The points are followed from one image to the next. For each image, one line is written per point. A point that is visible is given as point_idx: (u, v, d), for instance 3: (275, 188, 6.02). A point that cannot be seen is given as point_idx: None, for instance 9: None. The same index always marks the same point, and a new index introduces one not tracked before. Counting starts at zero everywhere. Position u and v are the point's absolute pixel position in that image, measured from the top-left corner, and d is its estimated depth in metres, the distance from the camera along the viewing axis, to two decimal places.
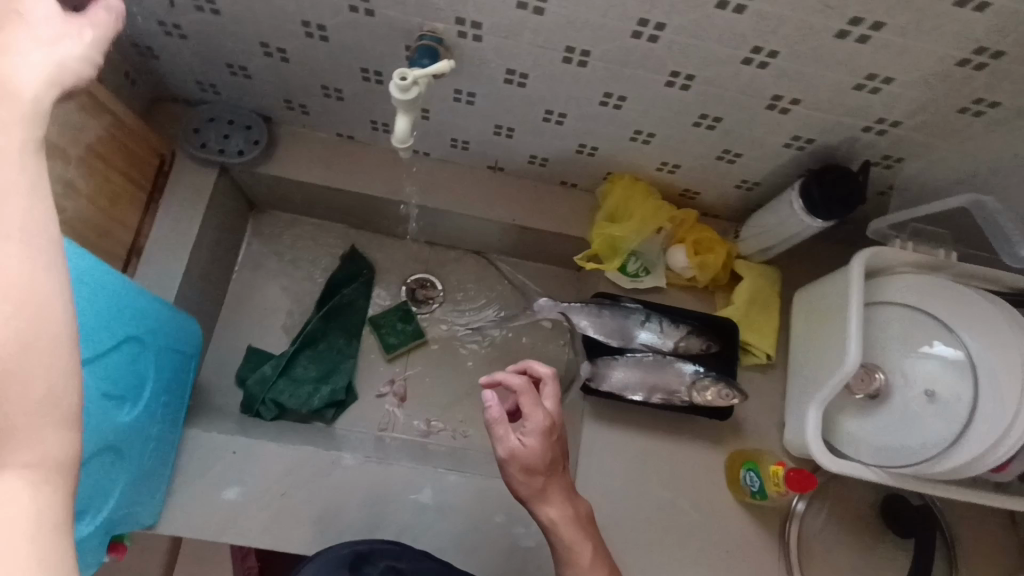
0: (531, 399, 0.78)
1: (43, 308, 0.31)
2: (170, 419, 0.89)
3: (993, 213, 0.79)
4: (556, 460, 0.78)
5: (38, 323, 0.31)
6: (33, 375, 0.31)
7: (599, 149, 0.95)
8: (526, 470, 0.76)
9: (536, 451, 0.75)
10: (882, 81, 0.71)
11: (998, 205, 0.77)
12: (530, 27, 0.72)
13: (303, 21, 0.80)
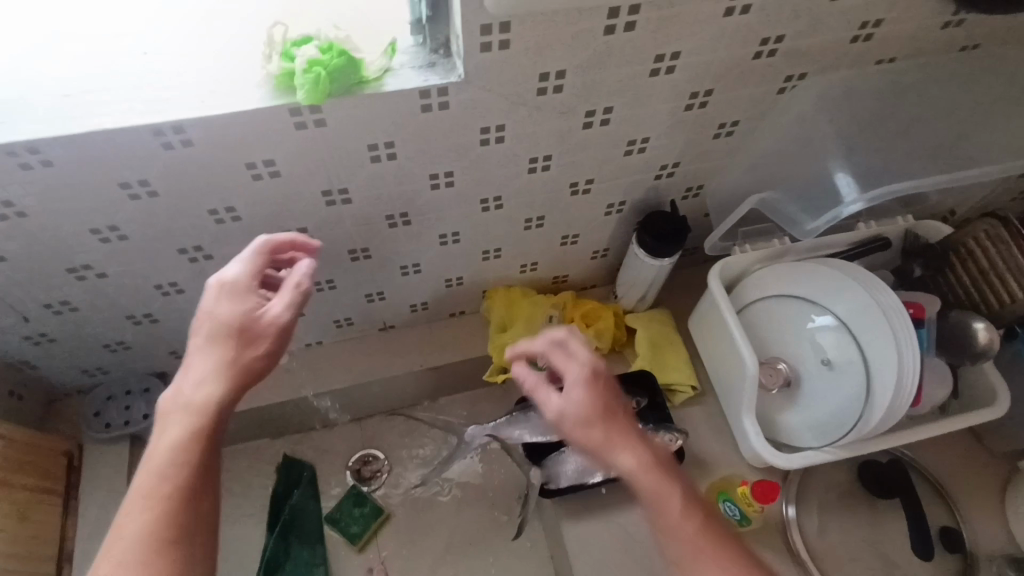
0: (561, 357, 0.76)
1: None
2: None
3: (785, 202, 0.90)
4: (603, 414, 0.71)
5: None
6: None
7: (464, 277, 1.04)
8: (579, 424, 0.71)
9: (584, 401, 0.72)
10: (642, 141, 0.83)
11: (780, 197, 0.90)
12: (347, 215, 0.81)
13: (156, 285, 0.87)
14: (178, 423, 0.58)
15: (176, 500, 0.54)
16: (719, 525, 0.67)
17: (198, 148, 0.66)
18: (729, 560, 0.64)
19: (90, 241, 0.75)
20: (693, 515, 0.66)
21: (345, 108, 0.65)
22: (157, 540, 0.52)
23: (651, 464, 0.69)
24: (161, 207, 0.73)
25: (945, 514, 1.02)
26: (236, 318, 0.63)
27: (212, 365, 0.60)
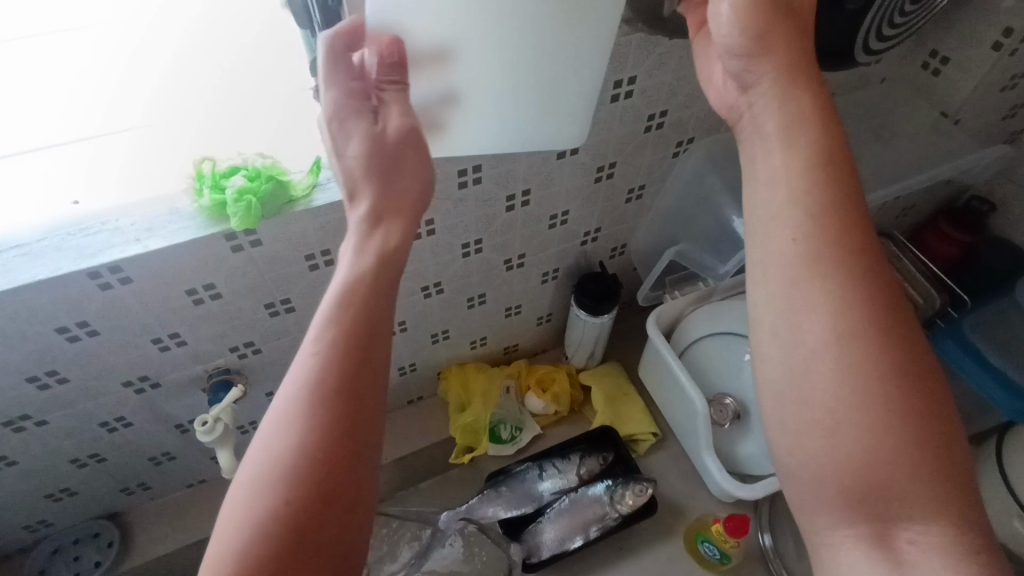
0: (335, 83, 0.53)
1: (276, 470, 0.41)
2: None
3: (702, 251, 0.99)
4: (829, 252, 0.48)
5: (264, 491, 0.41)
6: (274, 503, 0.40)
7: (417, 363, 1.06)
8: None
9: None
10: (563, 215, 0.90)
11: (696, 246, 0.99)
12: (292, 323, 0.83)
13: (101, 423, 0.84)
14: (347, 268, 0.49)
15: (346, 358, 0.45)
16: (926, 381, 0.46)
17: (137, 284, 0.67)
18: (920, 479, 0.44)
19: (28, 390, 0.74)
20: (884, 389, 0.45)
21: (279, 226, 0.68)
22: (342, 382, 0.44)
23: (844, 317, 0.46)
24: (101, 345, 0.73)
25: None
26: (370, 148, 0.53)
27: (796, 154, 0.50)
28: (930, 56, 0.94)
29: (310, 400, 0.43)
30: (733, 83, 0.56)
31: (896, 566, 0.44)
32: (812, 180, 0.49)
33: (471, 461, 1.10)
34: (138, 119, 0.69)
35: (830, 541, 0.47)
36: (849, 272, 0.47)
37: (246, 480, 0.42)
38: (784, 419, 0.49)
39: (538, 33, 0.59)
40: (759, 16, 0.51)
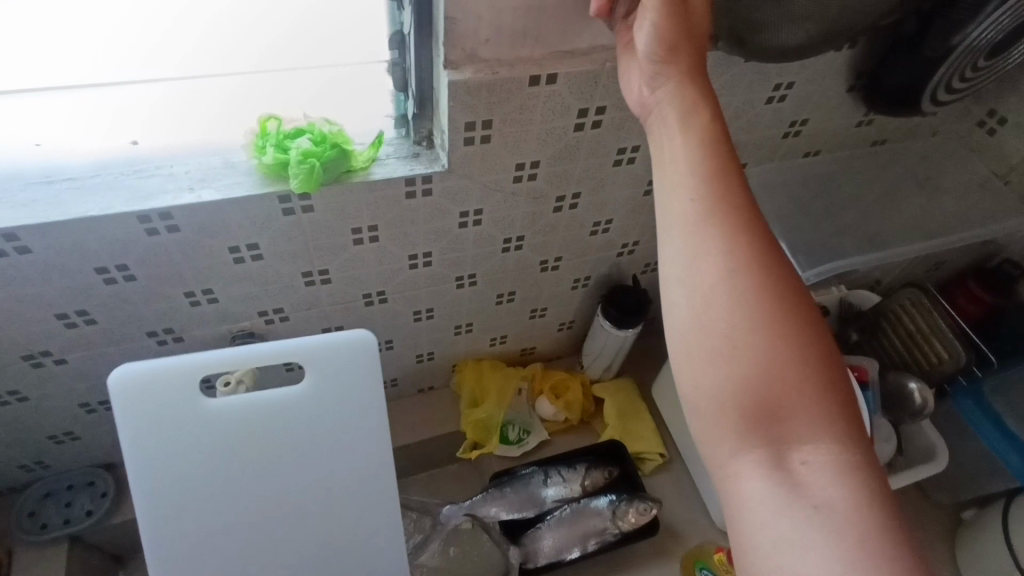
0: None
1: None
2: None
3: None
4: (717, 199, 0.48)
5: None
6: None
7: (435, 353, 1.06)
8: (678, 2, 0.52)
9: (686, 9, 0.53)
10: (607, 223, 0.89)
11: None
12: (325, 294, 0.82)
13: (116, 370, 0.83)
14: None
15: None
16: (813, 317, 0.46)
17: (183, 233, 0.67)
18: (807, 395, 0.44)
19: (54, 326, 0.73)
20: (771, 315, 0.45)
21: (334, 194, 0.68)
22: None
23: (732, 248, 0.47)
24: (134, 291, 0.72)
25: None
26: None
27: (692, 125, 0.50)
28: (988, 115, 0.94)
29: None
30: (644, 86, 0.54)
31: (794, 487, 0.43)
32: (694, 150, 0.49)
33: (476, 457, 1.09)
34: (191, 47, 0.62)
35: (736, 475, 0.45)
36: (737, 219, 0.47)
37: None
38: (687, 351, 0.48)
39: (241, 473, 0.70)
40: (673, 28, 0.51)
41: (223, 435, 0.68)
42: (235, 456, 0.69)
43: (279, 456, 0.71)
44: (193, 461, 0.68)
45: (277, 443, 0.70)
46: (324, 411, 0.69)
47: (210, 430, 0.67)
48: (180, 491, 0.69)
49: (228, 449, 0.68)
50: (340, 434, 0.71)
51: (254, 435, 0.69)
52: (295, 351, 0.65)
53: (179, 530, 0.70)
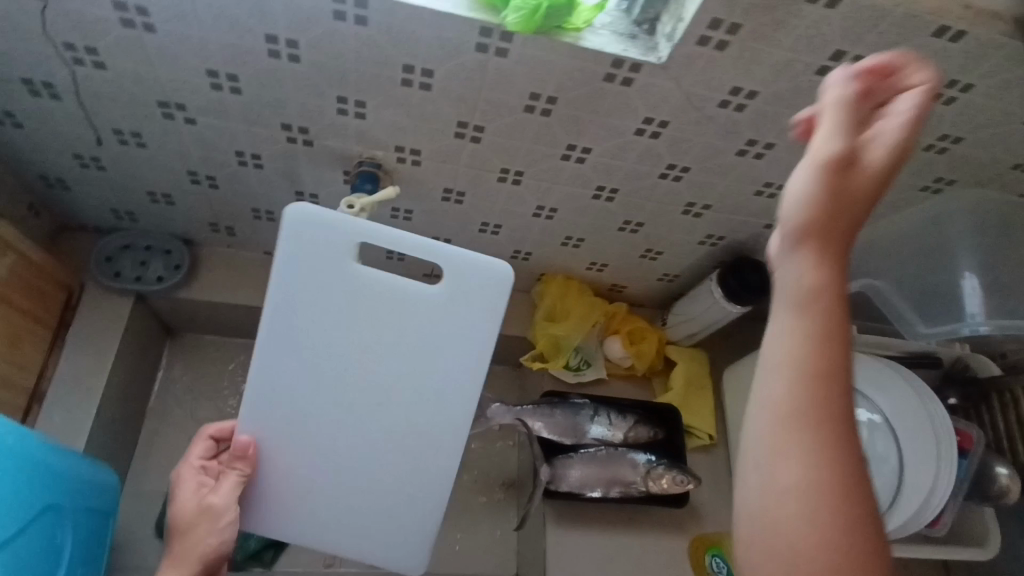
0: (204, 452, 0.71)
1: None
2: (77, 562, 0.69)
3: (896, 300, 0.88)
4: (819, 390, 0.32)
5: None
6: None
7: (533, 254, 1.01)
8: None
9: None
10: (777, 188, 0.81)
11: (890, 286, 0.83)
12: (467, 153, 0.77)
13: (237, 152, 0.80)
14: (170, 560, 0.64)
15: None
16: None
17: (367, 30, 0.60)
18: None
19: (200, 82, 0.68)
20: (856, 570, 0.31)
21: (536, 46, 0.60)
22: None
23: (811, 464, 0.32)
24: (291, 75, 0.67)
25: None
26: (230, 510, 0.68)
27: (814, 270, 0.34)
28: None
29: None
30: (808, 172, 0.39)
31: None
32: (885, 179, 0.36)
33: (534, 370, 1.07)
34: None
35: None
36: (825, 434, 0.32)
37: None
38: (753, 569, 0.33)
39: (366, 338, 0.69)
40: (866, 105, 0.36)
41: (344, 303, 0.67)
42: (348, 328, 0.68)
43: (381, 352, 0.69)
44: (315, 315, 0.67)
45: (387, 336, 0.69)
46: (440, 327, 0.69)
47: (337, 294, 0.67)
48: (287, 341, 0.68)
49: (342, 319, 0.68)
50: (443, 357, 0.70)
51: (372, 319, 0.68)
52: (439, 253, 0.66)
53: (262, 380, 0.69)
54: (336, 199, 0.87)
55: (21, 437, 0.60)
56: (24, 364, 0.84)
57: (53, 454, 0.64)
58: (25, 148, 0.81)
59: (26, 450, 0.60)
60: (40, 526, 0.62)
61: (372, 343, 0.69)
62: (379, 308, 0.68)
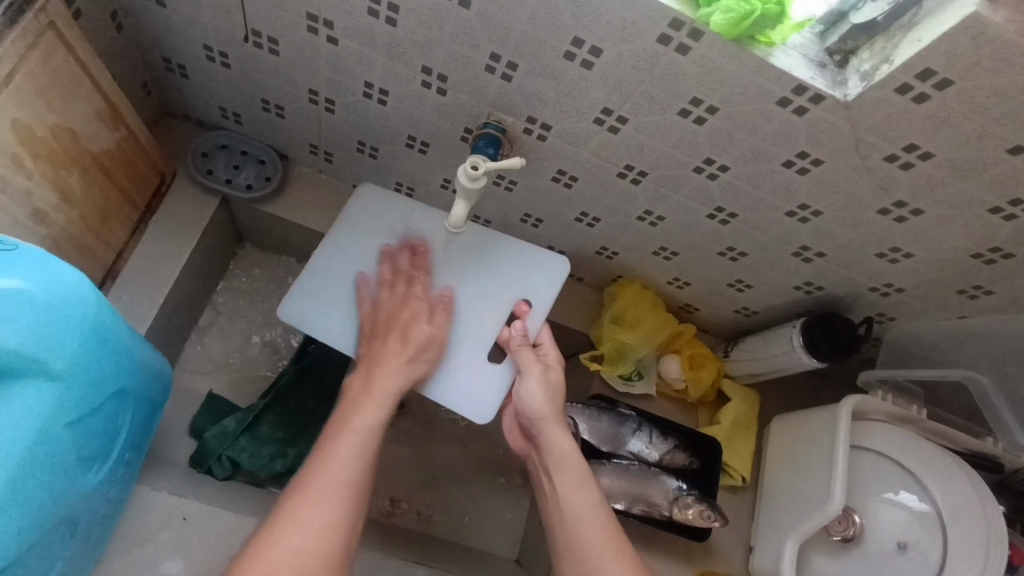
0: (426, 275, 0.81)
1: (317, 485, 0.59)
2: (130, 448, 0.68)
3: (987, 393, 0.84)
4: None
5: (322, 489, 0.59)
6: (311, 518, 0.57)
7: (618, 255, 0.98)
8: None
9: None
10: (902, 255, 0.77)
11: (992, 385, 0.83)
12: (598, 140, 0.74)
13: (366, 82, 0.78)
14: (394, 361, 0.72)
15: (365, 418, 0.65)
16: None
17: None
18: None
19: (359, 5, 0.67)
20: None
21: (721, 49, 0.57)
22: (375, 430, 0.65)
23: None
24: (454, 19, 0.64)
25: None
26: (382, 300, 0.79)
27: None
28: None
29: (349, 443, 0.63)
30: None
31: None
32: (546, 404, 0.76)
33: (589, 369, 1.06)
34: None
35: None
36: None
37: (341, 467, 0.61)
38: None
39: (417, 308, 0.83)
40: None
41: (506, 304, 0.83)
42: (486, 310, 0.82)
43: (469, 336, 0.81)
44: (495, 290, 0.83)
45: (483, 333, 0.82)
46: (490, 375, 0.80)
47: (512, 301, 0.83)
48: (481, 263, 0.84)
49: (493, 303, 0.83)
50: (474, 371, 0.80)
51: (497, 325, 0.82)
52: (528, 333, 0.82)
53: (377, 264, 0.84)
54: (446, 153, 0.86)
55: (105, 312, 0.57)
56: (108, 239, 0.85)
57: (130, 337, 0.62)
58: (160, 28, 0.80)
59: (97, 339, 0.57)
60: (107, 409, 0.61)
61: None
62: (500, 328, 0.82)
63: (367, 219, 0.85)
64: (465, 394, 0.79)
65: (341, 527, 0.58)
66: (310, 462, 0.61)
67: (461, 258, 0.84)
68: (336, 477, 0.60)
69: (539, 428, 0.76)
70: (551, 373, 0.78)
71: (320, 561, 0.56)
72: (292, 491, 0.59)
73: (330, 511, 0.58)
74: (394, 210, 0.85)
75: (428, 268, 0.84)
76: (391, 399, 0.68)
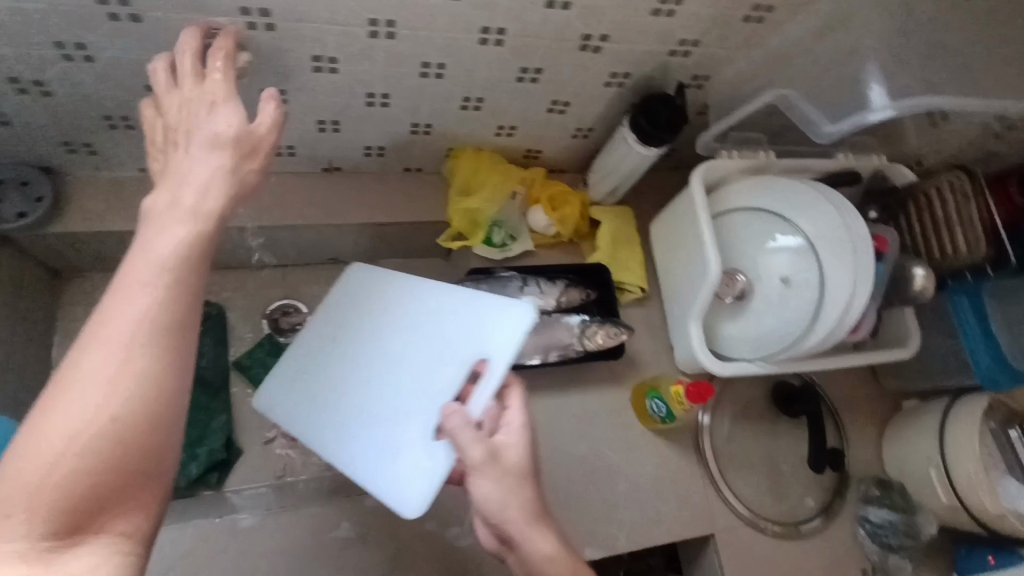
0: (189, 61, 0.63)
1: (124, 343, 0.46)
2: None
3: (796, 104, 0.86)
4: None
5: (129, 352, 0.46)
6: (107, 394, 0.44)
7: (434, 127, 0.93)
8: None
9: None
10: (674, 3, 0.74)
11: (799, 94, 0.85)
12: (322, 3, 0.67)
13: (56, 42, 0.68)
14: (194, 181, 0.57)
15: (182, 252, 0.52)
16: None
17: None
18: None
19: None
20: None
21: None
22: (187, 269, 0.51)
23: None
24: None
25: (832, 426, 1.12)
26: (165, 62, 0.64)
27: None
28: None
29: (161, 287, 0.49)
30: None
31: None
32: (518, 494, 0.60)
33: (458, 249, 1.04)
34: None
35: None
36: None
37: (137, 317, 0.47)
38: None
39: (389, 389, 0.76)
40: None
41: (467, 364, 0.71)
42: (443, 373, 0.72)
43: (424, 403, 0.73)
44: (461, 347, 0.73)
45: (441, 400, 0.71)
46: (422, 456, 0.70)
47: (472, 359, 0.71)
48: (438, 319, 0.77)
49: (452, 363, 0.73)
50: (377, 460, 0.74)
51: (456, 388, 0.71)
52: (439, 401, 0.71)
53: (359, 353, 0.82)
54: None
55: None
56: None
57: None
58: None
59: None
60: None
61: (386, 398, 0.77)
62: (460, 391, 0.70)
63: (351, 301, 0.88)
64: (391, 480, 0.72)
65: (159, 389, 0.46)
66: (102, 315, 0.47)
67: (423, 320, 0.78)
68: (145, 329, 0.47)
69: (509, 533, 0.60)
70: (503, 465, 0.60)
71: (138, 427, 0.45)
72: (84, 362, 0.45)
73: (147, 380, 0.46)
74: (373, 291, 0.86)
75: (392, 345, 0.79)
76: (206, 222, 0.54)
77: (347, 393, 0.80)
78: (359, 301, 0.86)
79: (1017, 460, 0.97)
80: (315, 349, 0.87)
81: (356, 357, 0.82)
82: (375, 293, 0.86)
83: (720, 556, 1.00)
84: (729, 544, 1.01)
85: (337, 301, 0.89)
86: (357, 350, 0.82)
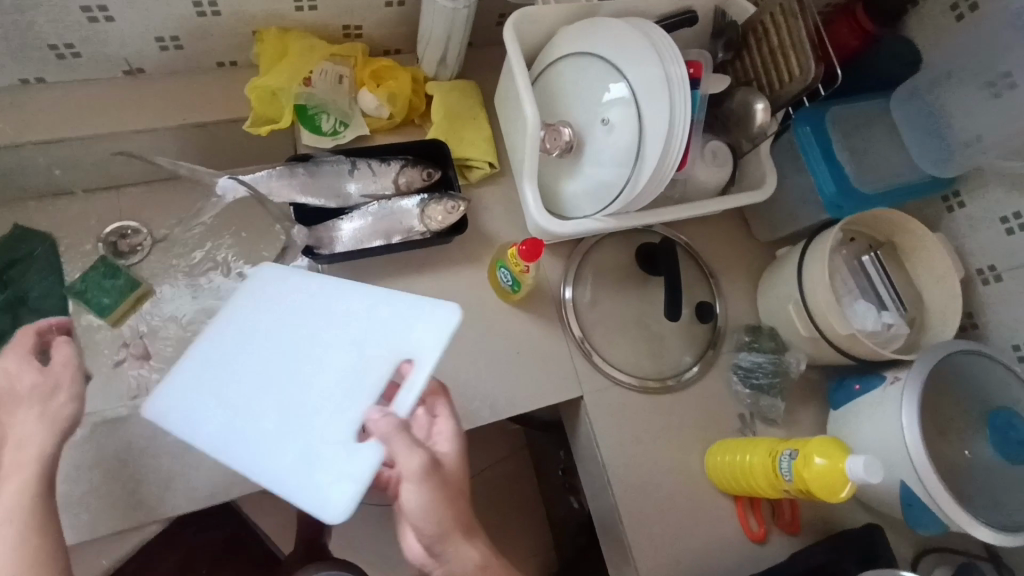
0: None
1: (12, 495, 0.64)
2: None
3: None
4: None
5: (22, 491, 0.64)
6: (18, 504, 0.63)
7: (221, 7, 0.87)
8: None
9: None
10: None
11: None
12: None
13: None
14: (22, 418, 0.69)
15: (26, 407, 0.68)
16: None
17: None
18: None
19: None
20: None
21: None
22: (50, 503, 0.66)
23: None
24: None
25: (703, 282, 1.12)
26: None
27: None
28: None
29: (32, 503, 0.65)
30: None
31: None
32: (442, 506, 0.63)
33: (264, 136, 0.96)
34: None
35: None
36: None
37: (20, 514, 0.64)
38: None
39: (305, 393, 0.75)
40: None
41: (392, 364, 0.75)
42: (367, 372, 0.75)
43: (347, 404, 0.74)
44: (370, 355, 0.76)
45: (364, 399, 0.74)
46: (352, 458, 0.71)
47: (396, 361, 0.74)
48: (362, 319, 0.79)
49: (377, 363, 0.75)
50: (295, 470, 0.72)
51: (379, 387, 0.74)
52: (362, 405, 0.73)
53: (262, 355, 0.79)
54: None
55: None
56: None
57: None
58: None
59: None
60: None
61: (301, 402, 0.75)
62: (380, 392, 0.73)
63: (258, 301, 0.82)
64: (303, 488, 0.71)
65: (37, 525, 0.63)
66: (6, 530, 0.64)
67: (342, 320, 0.79)
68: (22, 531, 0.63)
69: (440, 545, 0.64)
70: (440, 475, 0.63)
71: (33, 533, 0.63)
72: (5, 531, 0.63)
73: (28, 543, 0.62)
74: (288, 290, 0.82)
75: (309, 346, 0.78)
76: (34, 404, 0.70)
77: (256, 397, 0.76)
78: (263, 296, 0.82)
79: (869, 282, 1.00)
80: (213, 355, 0.79)
81: (259, 359, 0.79)
82: (274, 283, 0.84)
83: (591, 416, 1.01)
84: (600, 404, 1.02)
85: (247, 299, 0.82)
86: (261, 353, 0.79)
